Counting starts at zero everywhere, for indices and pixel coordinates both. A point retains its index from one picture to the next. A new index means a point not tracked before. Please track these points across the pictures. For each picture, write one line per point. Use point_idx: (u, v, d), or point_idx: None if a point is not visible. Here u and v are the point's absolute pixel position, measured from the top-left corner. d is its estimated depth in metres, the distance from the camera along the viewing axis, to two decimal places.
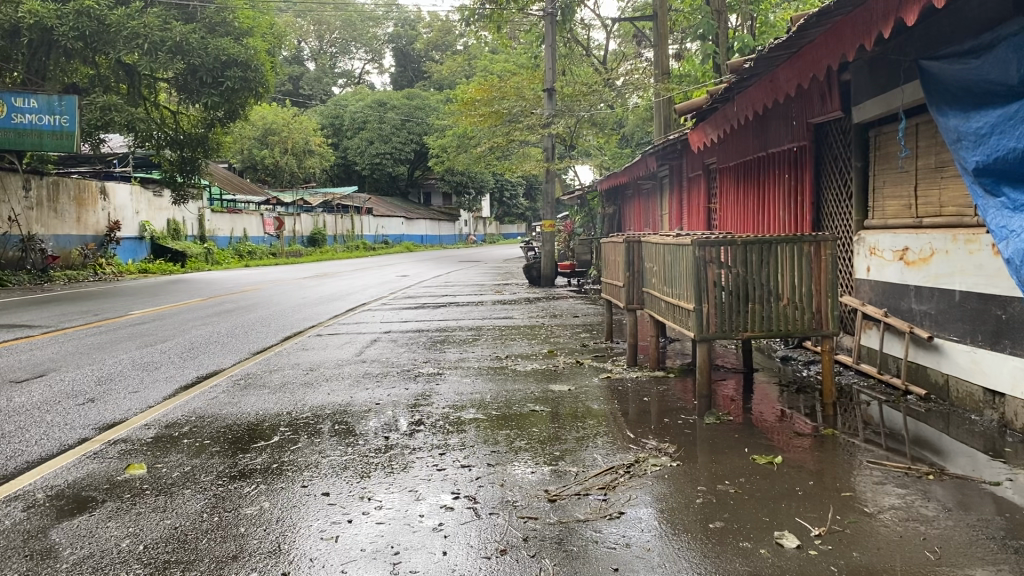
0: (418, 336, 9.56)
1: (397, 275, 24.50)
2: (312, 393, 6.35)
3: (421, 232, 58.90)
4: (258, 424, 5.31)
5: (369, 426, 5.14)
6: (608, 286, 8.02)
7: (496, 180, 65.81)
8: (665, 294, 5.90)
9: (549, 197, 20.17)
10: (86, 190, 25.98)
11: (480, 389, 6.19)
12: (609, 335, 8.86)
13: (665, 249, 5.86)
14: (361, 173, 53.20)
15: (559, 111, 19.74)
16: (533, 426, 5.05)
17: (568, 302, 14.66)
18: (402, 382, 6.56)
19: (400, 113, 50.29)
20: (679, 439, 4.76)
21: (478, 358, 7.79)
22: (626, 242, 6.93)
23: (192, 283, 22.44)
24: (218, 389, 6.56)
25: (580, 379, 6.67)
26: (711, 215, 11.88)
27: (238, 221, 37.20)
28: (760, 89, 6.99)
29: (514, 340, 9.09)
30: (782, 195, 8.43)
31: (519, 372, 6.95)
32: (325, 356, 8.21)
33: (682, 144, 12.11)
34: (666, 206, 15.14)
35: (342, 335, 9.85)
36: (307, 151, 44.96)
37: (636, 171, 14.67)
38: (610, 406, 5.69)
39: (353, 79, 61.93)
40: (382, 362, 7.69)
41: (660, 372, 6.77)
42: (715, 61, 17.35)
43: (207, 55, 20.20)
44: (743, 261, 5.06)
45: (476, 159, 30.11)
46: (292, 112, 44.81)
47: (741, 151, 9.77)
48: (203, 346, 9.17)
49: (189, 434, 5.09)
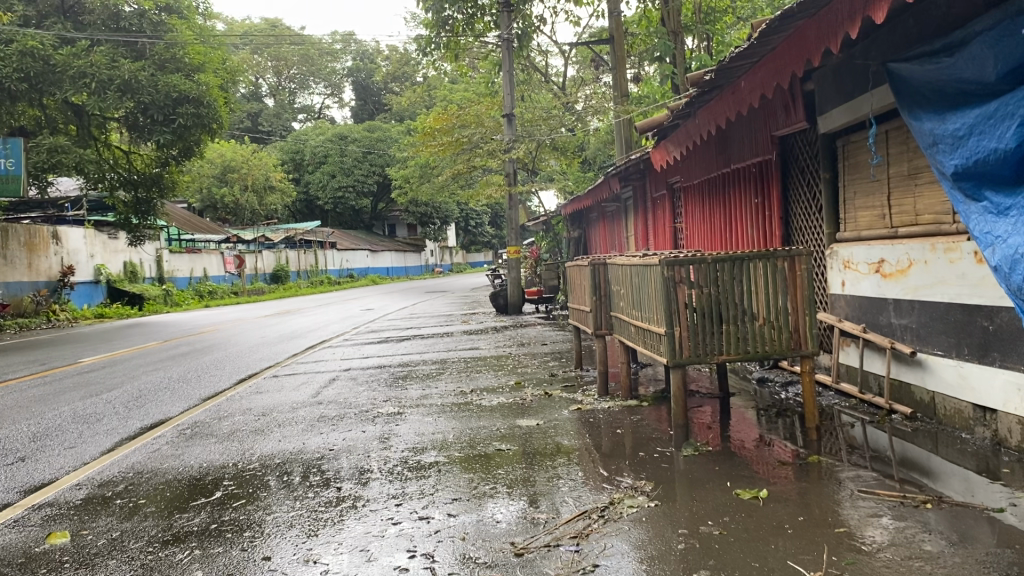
0: (380, 372, 9.16)
1: (362, 309, 24.04)
2: (263, 440, 5.94)
3: (386, 265, 58.45)
4: (201, 478, 4.89)
5: (320, 475, 4.75)
6: (575, 312, 7.70)
7: (461, 209, 65.60)
8: (634, 318, 5.59)
9: (513, 224, 19.91)
10: (38, 235, 25.28)
11: (443, 428, 5.82)
12: (578, 363, 8.54)
13: (632, 271, 5.56)
14: (324, 208, 52.73)
15: (519, 137, 19.56)
16: (499, 468, 4.69)
17: (536, 330, 14.33)
18: (361, 424, 6.17)
19: (362, 146, 49.99)
20: (657, 474, 4.43)
21: (442, 394, 7.41)
22: (591, 265, 6.64)
23: (150, 326, 21.79)
24: (162, 440, 6.11)
25: (548, 412, 6.31)
26: (677, 235, 11.66)
27: (198, 260, 36.52)
28: (722, 103, 6.74)
29: (479, 373, 8.72)
30: (750, 211, 8.19)
31: (485, 407, 6.59)
32: (280, 399, 7.78)
33: (644, 164, 11.90)
34: (631, 228, 14.92)
35: (300, 375, 9.42)
36: (268, 187, 44.42)
37: (600, 194, 14.45)
38: (581, 441, 5.34)
39: (313, 114, 61.55)
40: (341, 403, 7.28)
41: (633, 401, 6.44)
42: (672, 82, 17.29)
43: (158, 93, 19.78)
44: (715, 281, 4.76)
45: (439, 189, 29.79)
46: (251, 148, 44.29)
47: (705, 168, 9.55)
48: (152, 393, 8.70)
49: (122, 494, 4.65)
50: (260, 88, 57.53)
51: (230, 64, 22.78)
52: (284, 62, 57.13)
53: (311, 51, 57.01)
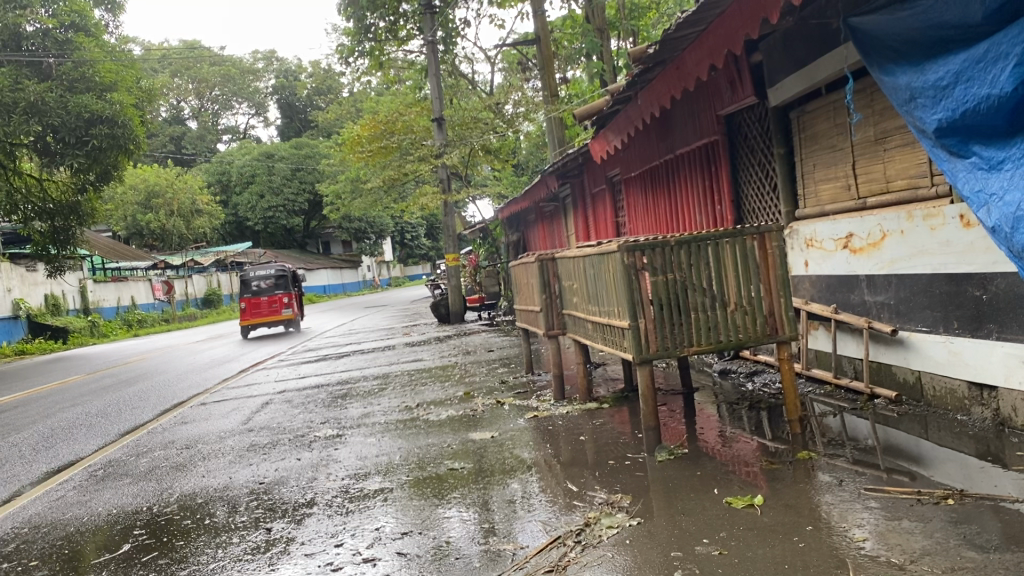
0: (317, 393, 8.50)
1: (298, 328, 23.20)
2: (185, 477, 5.26)
3: (322, 283, 57.26)
4: (108, 528, 4.21)
5: (248, 516, 4.12)
6: (524, 313, 7.19)
7: (396, 223, 64.75)
8: (591, 313, 5.09)
9: (450, 231, 19.34)
10: None
11: (388, 448, 5.24)
12: (530, 367, 8.02)
13: (584, 261, 5.08)
14: (254, 229, 51.33)
15: (451, 141, 18.99)
16: (452, 491, 4.14)
17: (481, 337, 13.78)
18: (296, 451, 5.54)
19: (290, 164, 48.82)
20: (630, 483, 3.93)
21: (385, 411, 6.81)
22: (538, 259, 6.13)
23: (73, 360, 20.58)
24: (68, 485, 5.38)
25: (502, 422, 5.77)
26: (620, 229, 11.25)
27: (124, 289, 35.03)
28: (665, 80, 6.30)
29: (425, 385, 8.14)
30: (697, 196, 7.80)
31: (433, 422, 6.02)
32: (205, 429, 7.07)
33: (582, 158, 11.45)
34: (573, 227, 14.47)
35: (230, 402, 8.70)
36: (194, 211, 43.05)
37: (538, 193, 13.97)
38: (541, 452, 4.81)
39: (238, 134, 60.05)
40: (273, 429, 6.62)
41: (593, 404, 5.94)
42: (602, 79, 16.98)
43: (68, 114, 18.70)
44: (680, 264, 4.28)
45: (372, 202, 29.05)
46: (174, 171, 42.81)
47: (646, 157, 9.13)
48: (64, 432, 7.89)
49: (10, 555, 3.94)
50: (181, 110, 55.87)
51: (146, 83, 21.72)
52: (205, 83, 55.61)
53: (233, 70, 55.62)
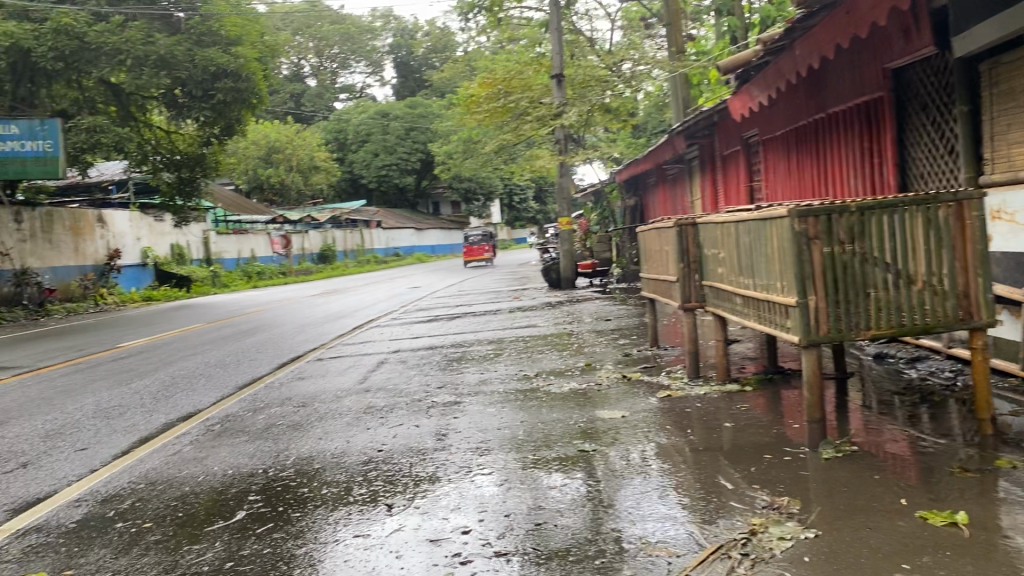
0: (431, 355, 8.25)
1: (408, 286, 23.29)
2: (301, 438, 5.06)
3: (432, 242, 57.91)
4: (223, 491, 4.01)
5: (366, 488, 3.83)
6: (654, 283, 6.73)
7: (505, 184, 64.66)
8: (743, 286, 4.57)
9: (564, 194, 18.81)
10: (82, 219, 24.98)
11: (511, 422, 4.91)
12: (655, 340, 7.54)
13: (736, 228, 4.59)
14: (368, 186, 52.12)
15: (570, 99, 18.37)
16: (585, 477, 3.75)
17: (596, 304, 13.33)
18: (414, 418, 5.26)
19: (405, 123, 49.12)
20: (794, 483, 3.44)
21: (504, 379, 6.48)
22: (677, 225, 5.66)
23: (195, 309, 21.26)
24: (185, 439, 5.27)
25: (631, 401, 5.34)
26: (754, 193, 10.54)
27: (245, 241, 36.00)
28: (830, 27, 5.63)
29: (543, 353, 7.77)
30: (852, 159, 7.07)
31: (556, 396, 5.63)
32: (321, 387, 6.91)
33: (715, 118, 10.75)
34: (698, 191, 13.76)
35: (344, 359, 8.57)
36: (313, 168, 43.95)
37: (662, 155, 13.31)
38: (680, 438, 4.35)
39: (355, 93, 60.91)
40: (389, 391, 6.37)
41: (734, 385, 5.42)
42: (732, 36, 16.02)
43: (194, 67, 19.09)
44: (860, 234, 3.73)
45: (485, 163, 28.81)
46: (293, 128, 43.73)
47: (792, 115, 8.40)
48: (184, 381, 7.92)
49: (126, 514, 3.78)
50: (302, 68, 57.06)
51: (271, 40, 22.00)
52: (325, 41, 56.52)
53: (352, 29, 56.30)
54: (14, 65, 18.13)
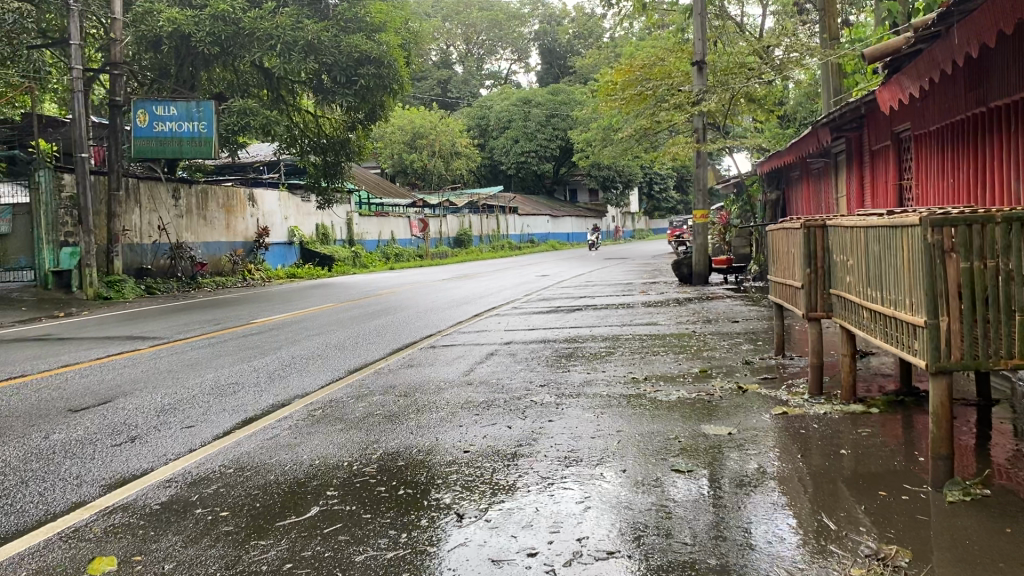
0: (543, 349, 8.05)
1: (538, 275, 23.22)
2: (394, 430, 4.98)
3: (567, 230, 57.75)
4: (303, 482, 3.98)
5: (443, 493, 3.68)
6: (779, 288, 6.28)
7: (645, 174, 63.56)
8: (871, 298, 4.13)
9: (700, 185, 18.09)
10: (235, 197, 26.27)
11: (609, 430, 4.65)
12: (779, 349, 7.06)
13: (866, 233, 4.15)
14: (507, 173, 52.47)
15: (710, 87, 17.69)
16: (672, 501, 3.45)
17: (725, 304, 12.77)
18: (509, 418, 5.08)
19: (546, 110, 49.00)
20: (911, 530, 3.02)
21: (611, 381, 6.20)
22: (804, 227, 5.22)
23: (332, 287, 21.99)
24: (284, 423, 5.32)
25: (740, 416, 4.97)
26: (903, 193, 9.76)
27: (386, 223, 36.93)
28: (992, 10, 5.04)
29: (657, 355, 7.42)
30: (1015, 159, 6.36)
31: (662, 404, 5.32)
32: (427, 376, 6.86)
33: (863, 110, 10.03)
34: (843, 187, 12.94)
35: (456, 348, 8.51)
36: (454, 153, 44.57)
37: (804, 148, 12.59)
38: (789, 462, 3.97)
39: (500, 80, 61.38)
40: (491, 385, 6.24)
41: (857, 406, 4.95)
42: (891, 22, 14.91)
43: (341, 53, 19.61)
44: (1007, 248, 3.27)
45: (625, 151, 28.21)
46: (437, 114, 44.53)
47: (948, 108, 7.68)
48: (300, 362, 8.07)
49: (207, 500, 3.80)
50: (450, 55, 57.97)
51: (415, 26, 22.33)
52: (473, 29, 57.22)
53: (499, 16, 56.75)
54: (174, 48, 19.12)
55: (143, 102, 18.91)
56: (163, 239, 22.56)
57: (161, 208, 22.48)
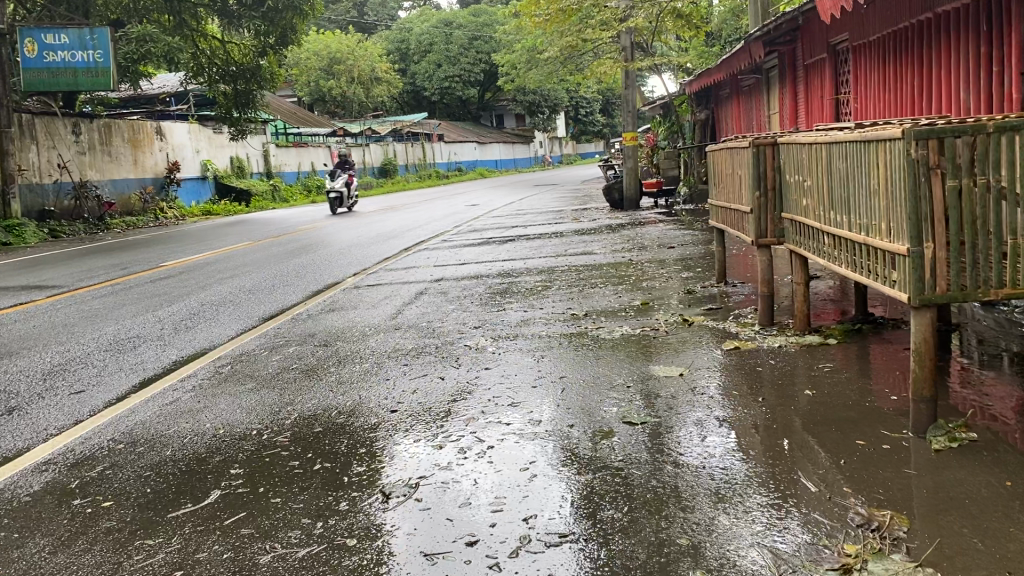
0: (474, 286, 7.56)
1: (466, 204, 22.63)
2: (312, 388, 4.46)
3: (495, 157, 56.94)
4: (205, 459, 3.45)
5: (367, 465, 3.19)
6: (723, 212, 5.89)
7: (571, 97, 62.78)
8: (834, 224, 3.74)
9: (628, 106, 17.57)
10: (140, 131, 24.73)
11: (550, 378, 4.21)
12: (722, 276, 6.71)
13: (830, 149, 3.73)
14: (430, 99, 51.07)
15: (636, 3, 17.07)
16: (631, 463, 3.02)
17: (659, 229, 12.45)
18: (440, 367, 4.61)
19: (468, 32, 47.51)
20: (899, 487, 2.68)
21: (548, 319, 5.76)
22: (753, 145, 4.77)
23: (251, 223, 21.00)
24: (188, 384, 4.74)
25: (688, 352, 4.59)
26: (840, 107, 9.45)
27: (305, 154, 35.57)
28: None
29: (595, 288, 6.99)
30: (964, 66, 6.03)
31: (604, 344, 4.91)
32: (349, 322, 6.32)
33: (799, 21, 9.61)
34: (775, 104, 12.62)
35: (381, 287, 7.96)
36: (375, 79, 43.04)
37: (736, 64, 12.16)
38: (751, 405, 3.60)
39: (420, 2, 59.28)
40: (421, 329, 5.75)
41: (813, 337, 4.62)
42: None
43: None
44: (999, 164, 2.86)
45: (551, 73, 27.43)
46: (355, 38, 42.72)
47: (890, 15, 7.31)
48: (211, 310, 7.41)
49: (88, 487, 3.24)
50: None
51: None
52: None
53: None
54: None
55: (30, 30, 17.19)
56: (64, 178, 21.10)
57: (60, 144, 20.94)
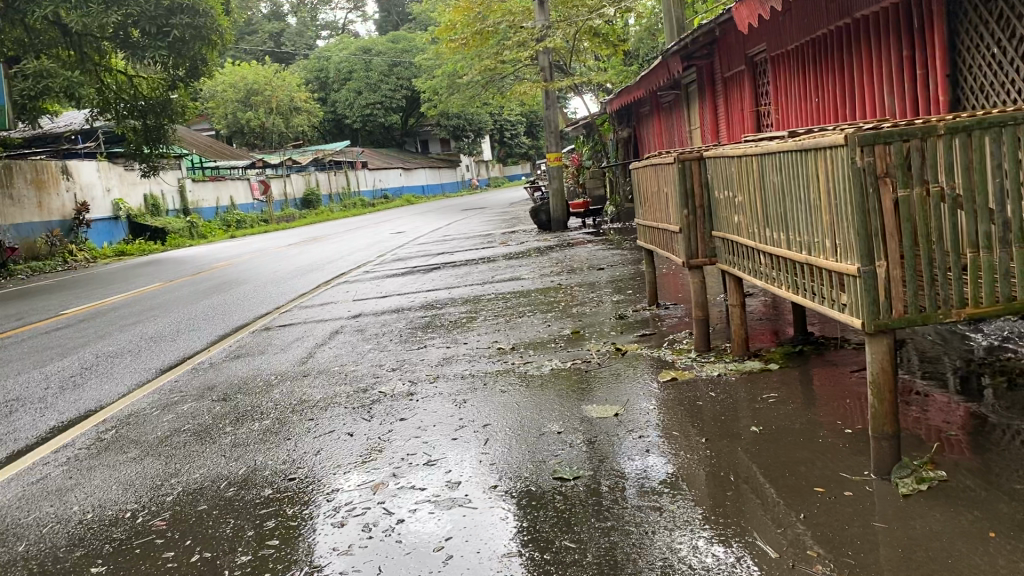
0: (395, 322, 7.09)
1: (392, 232, 22.10)
2: (202, 455, 3.92)
3: (421, 183, 56.50)
4: (63, 557, 2.90)
5: (255, 554, 2.70)
6: (651, 232, 5.56)
7: (495, 121, 62.74)
8: (772, 242, 3.40)
9: (551, 127, 17.35)
10: (44, 171, 23.55)
11: (473, 427, 3.76)
12: (654, 299, 6.39)
13: (762, 162, 3.40)
14: (353, 127, 50.38)
15: (553, 23, 16.93)
16: (562, 533, 2.60)
17: (588, 249, 12.16)
18: (350, 420, 4.12)
19: (388, 59, 46.99)
20: (869, 547, 2.31)
21: (472, 355, 5.33)
22: (677, 160, 4.44)
23: (166, 262, 20.09)
24: (61, 458, 4.14)
25: (622, 386, 4.21)
26: (761, 120, 9.31)
27: (223, 188, 34.57)
28: None
29: (522, 318, 6.59)
30: (886, 72, 5.85)
31: (531, 382, 4.50)
32: (256, 370, 5.77)
33: (715, 34, 9.46)
34: (697, 118, 12.50)
35: (296, 327, 7.41)
36: (294, 109, 42.21)
37: (655, 80, 12.01)
38: (694, 449, 3.22)
39: (337, 30, 58.62)
40: (334, 375, 5.26)
41: (754, 363, 4.28)
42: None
43: (147, 3, 17.34)
44: (954, 169, 2.54)
45: (473, 97, 27.14)
46: (272, 68, 41.85)
47: (807, 22, 7.14)
48: (105, 363, 6.75)
49: None
50: (280, 5, 54.21)
51: None
52: None
53: None
54: None
55: None
56: None
57: None
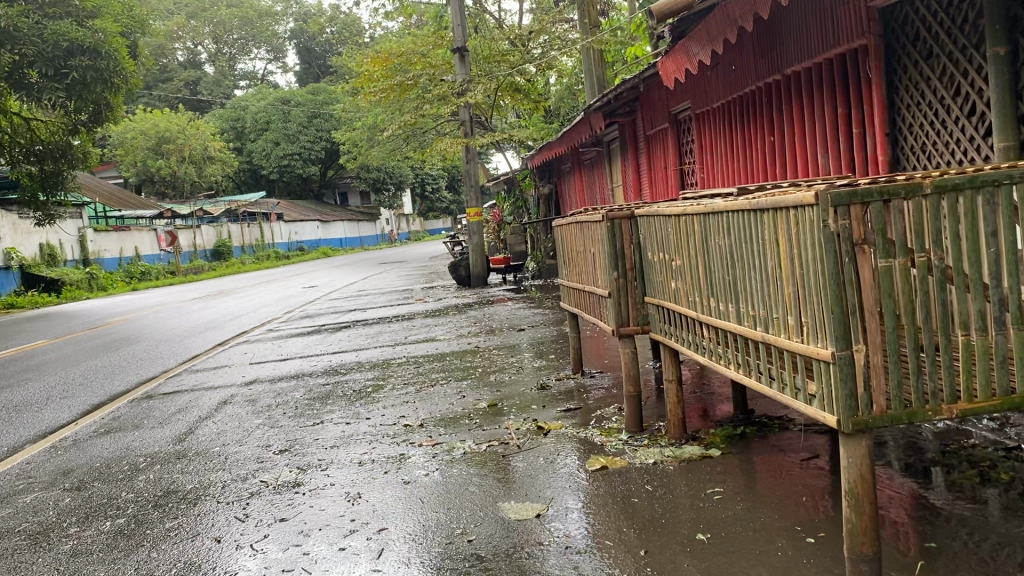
0: (293, 390, 6.39)
1: (304, 286, 21.24)
2: (27, 569, 3.17)
3: (339, 236, 55.51)
4: None
5: None
6: (576, 295, 5.08)
7: (416, 174, 62.41)
8: (718, 316, 2.94)
9: (471, 181, 16.95)
10: None
11: (366, 532, 3.14)
12: (578, 366, 5.91)
13: (706, 221, 2.95)
14: (269, 177, 49.22)
15: (475, 77, 16.62)
16: None
17: (508, 307, 11.66)
18: (221, 521, 3.43)
19: (307, 110, 46.33)
20: None
21: (374, 435, 4.70)
22: (606, 218, 3.98)
23: (58, 317, 18.70)
24: None
25: (545, 477, 3.65)
26: (685, 178, 9.05)
27: (126, 238, 32.99)
28: None
29: (435, 387, 5.99)
30: (820, 129, 5.58)
31: (440, 470, 3.89)
32: (124, 450, 4.99)
33: (639, 89, 9.20)
34: (618, 176, 12.25)
35: (182, 396, 6.62)
36: (207, 158, 40.93)
37: (577, 136, 11.72)
38: (631, 565, 2.67)
39: (256, 80, 57.60)
40: (214, 457, 4.54)
41: (693, 448, 3.79)
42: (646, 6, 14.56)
43: (44, 43, 16.14)
44: (940, 238, 2.11)
45: (392, 151, 26.67)
46: (185, 116, 40.57)
47: (735, 79, 6.91)
48: None
49: None
50: (197, 54, 53.04)
51: (140, 11, 19.21)
52: (222, 26, 52.69)
53: (250, 13, 53.07)
54: None
55: None
56: None
57: None
